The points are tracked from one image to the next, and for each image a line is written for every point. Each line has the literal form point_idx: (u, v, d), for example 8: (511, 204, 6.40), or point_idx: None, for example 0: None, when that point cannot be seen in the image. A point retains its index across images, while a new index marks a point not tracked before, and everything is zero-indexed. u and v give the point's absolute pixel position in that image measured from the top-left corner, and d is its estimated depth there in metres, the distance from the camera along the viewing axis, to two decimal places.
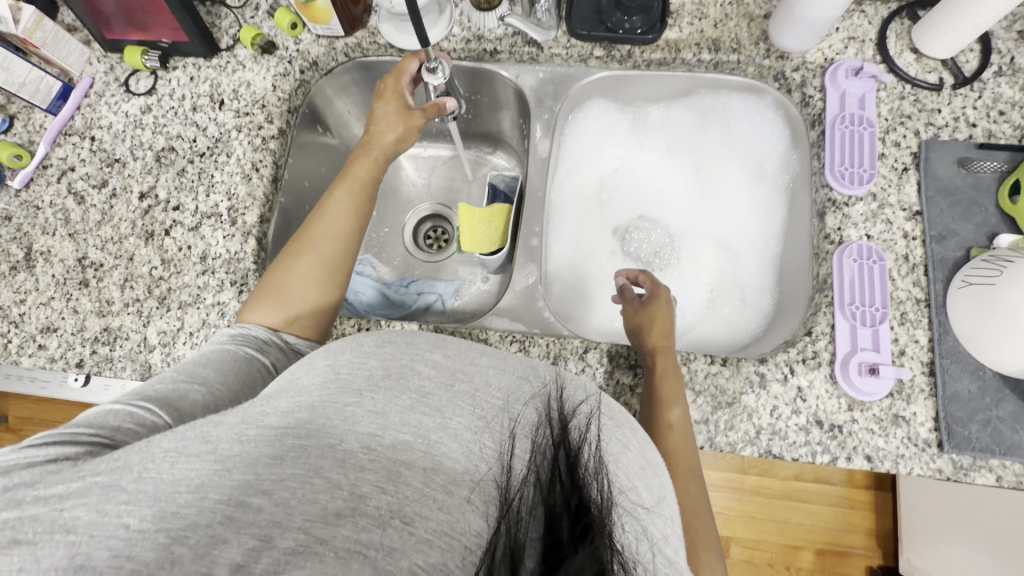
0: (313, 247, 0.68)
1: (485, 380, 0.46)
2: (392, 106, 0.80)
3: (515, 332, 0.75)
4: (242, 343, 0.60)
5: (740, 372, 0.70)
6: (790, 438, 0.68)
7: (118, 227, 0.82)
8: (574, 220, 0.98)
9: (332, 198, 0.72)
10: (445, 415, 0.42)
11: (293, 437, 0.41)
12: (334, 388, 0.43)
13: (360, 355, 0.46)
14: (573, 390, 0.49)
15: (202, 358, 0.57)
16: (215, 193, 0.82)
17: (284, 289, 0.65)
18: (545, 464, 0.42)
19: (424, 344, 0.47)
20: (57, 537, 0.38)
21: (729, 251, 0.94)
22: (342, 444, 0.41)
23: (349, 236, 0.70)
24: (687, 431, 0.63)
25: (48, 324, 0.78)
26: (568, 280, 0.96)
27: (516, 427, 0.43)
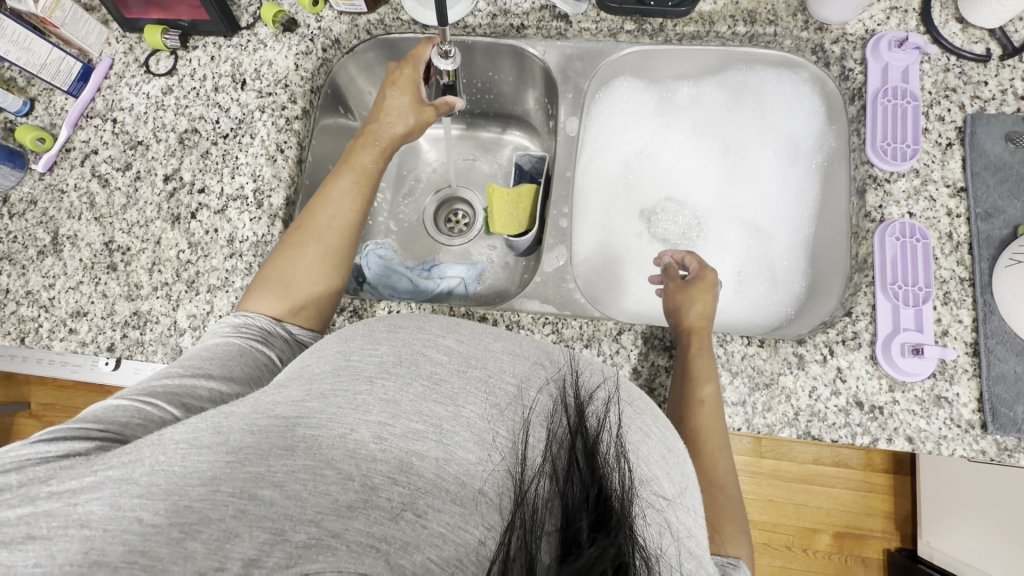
0: (316, 237, 0.66)
1: (500, 366, 0.44)
2: (401, 94, 0.79)
3: (547, 315, 0.74)
4: (248, 338, 0.57)
5: (778, 353, 0.69)
6: (829, 420, 0.67)
7: (144, 210, 0.81)
8: (597, 202, 0.97)
9: (335, 187, 0.70)
10: (458, 403, 0.41)
11: (302, 428, 0.39)
12: (345, 376, 0.41)
13: (370, 342, 0.44)
14: (588, 373, 0.48)
15: (209, 351, 0.55)
16: (240, 175, 0.81)
17: (286, 278, 0.63)
18: (561, 454, 0.41)
19: (437, 330, 0.46)
20: (71, 531, 0.35)
21: (758, 231, 0.92)
22: (352, 434, 0.39)
23: (353, 227, 0.68)
24: (717, 412, 0.62)
25: (77, 308, 0.78)
26: (595, 262, 0.95)
27: (531, 414, 0.42)
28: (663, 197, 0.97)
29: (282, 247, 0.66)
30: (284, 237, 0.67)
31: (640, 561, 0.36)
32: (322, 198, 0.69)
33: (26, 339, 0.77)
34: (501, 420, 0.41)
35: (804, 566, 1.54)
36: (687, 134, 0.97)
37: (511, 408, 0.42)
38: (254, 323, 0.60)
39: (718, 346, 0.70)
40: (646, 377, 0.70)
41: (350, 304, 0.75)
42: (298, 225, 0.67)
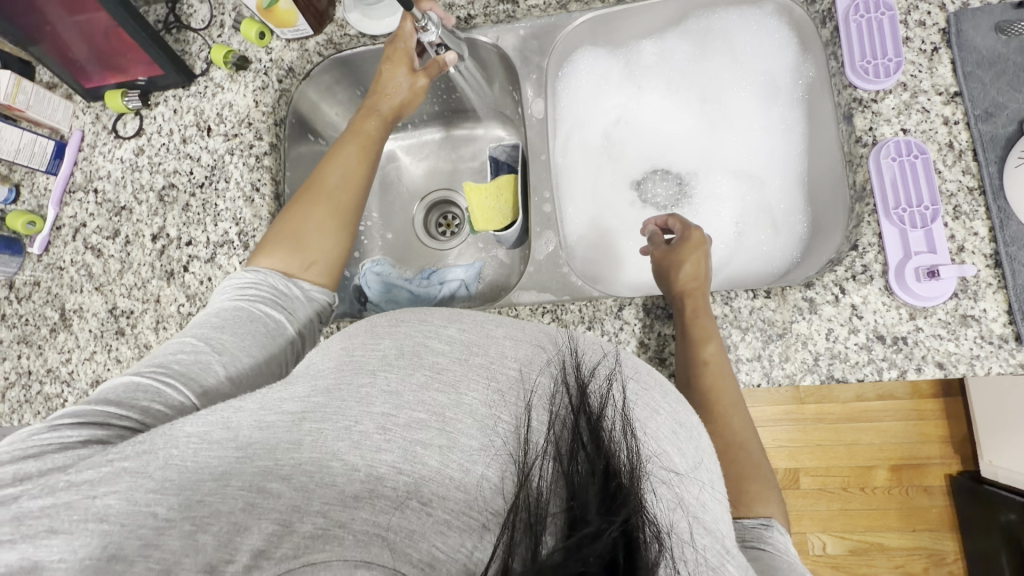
0: (326, 192, 0.65)
1: (501, 351, 0.42)
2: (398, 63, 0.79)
3: (545, 304, 0.73)
4: (256, 300, 0.56)
5: (787, 301, 0.67)
6: (852, 359, 0.64)
7: (139, 272, 0.83)
8: (582, 179, 0.95)
9: (343, 149, 0.69)
10: (460, 390, 0.39)
11: (310, 420, 0.38)
12: (349, 368, 0.40)
13: (373, 337, 0.42)
14: (589, 351, 0.46)
15: (220, 315, 0.54)
16: (223, 221, 0.82)
17: (299, 232, 0.61)
18: (564, 434, 0.40)
19: (438, 320, 0.43)
20: (90, 526, 0.36)
21: (751, 177, 0.88)
22: (358, 425, 0.37)
23: (361, 185, 0.67)
24: (724, 368, 0.60)
25: (96, 377, 0.80)
26: (590, 240, 0.93)
27: (533, 396, 0.40)
28: (648, 162, 0.94)
29: (292, 204, 0.65)
30: (294, 197, 0.66)
31: (651, 532, 0.36)
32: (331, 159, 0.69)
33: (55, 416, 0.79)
34: (504, 405, 0.39)
35: (865, 506, 1.50)
36: (661, 92, 0.93)
37: (516, 393, 0.40)
38: (262, 277, 0.58)
39: (723, 305, 0.68)
40: (656, 349, 0.68)
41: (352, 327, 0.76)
42: (307, 183, 0.67)
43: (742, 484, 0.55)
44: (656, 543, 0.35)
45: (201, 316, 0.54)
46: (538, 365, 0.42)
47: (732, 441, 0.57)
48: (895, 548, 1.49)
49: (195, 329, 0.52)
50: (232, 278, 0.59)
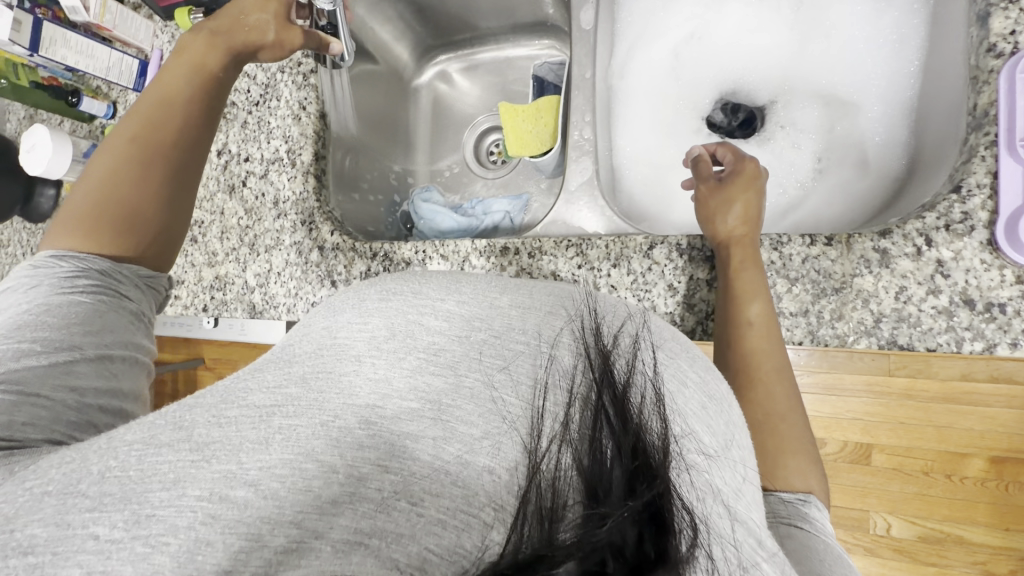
0: (152, 149, 0.51)
1: (508, 323, 0.39)
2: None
3: (571, 237, 0.68)
4: (100, 296, 0.45)
5: (852, 252, 0.56)
6: (924, 326, 0.54)
7: (206, 185, 0.90)
8: (641, 104, 0.86)
9: (179, 89, 0.54)
10: (459, 373, 0.35)
11: (278, 417, 0.34)
12: (329, 356, 0.37)
13: (362, 316, 0.40)
14: (609, 315, 0.43)
15: (52, 313, 0.42)
16: (274, 138, 0.86)
17: (125, 207, 0.49)
18: (581, 416, 0.34)
19: (435, 293, 0.41)
20: (12, 562, 0.29)
21: (843, 103, 0.76)
22: (336, 421, 0.34)
23: (202, 141, 0.55)
24: (773, 330, 0.52)
25: (177, 278, 0.91)
26: (644, 172, 0.86)
27: (552, 372, 0.36)
28: (717, 84, 0.83)
29: (105, 160, 0.50)
30: (104, 150, 0.51)
31: (686, 520, 0.31)
32: (160, 101, 0.53)
33: None
34: (511, 385, 0.35)
35: None
36: None
37: (525, 365, 0.36)
38: (89, 267, 0.46)
39: (772, 250, 0.59)
40: (685, 293, 0.63)
41: (380, 248, 0.78)
42: (126, 132, 0.51)
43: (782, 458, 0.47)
44: (690, 533, 0.30)
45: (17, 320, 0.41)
46: (538, 318, 0.40)
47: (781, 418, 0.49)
48: None
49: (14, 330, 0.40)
50: (38, 272, 0.44)
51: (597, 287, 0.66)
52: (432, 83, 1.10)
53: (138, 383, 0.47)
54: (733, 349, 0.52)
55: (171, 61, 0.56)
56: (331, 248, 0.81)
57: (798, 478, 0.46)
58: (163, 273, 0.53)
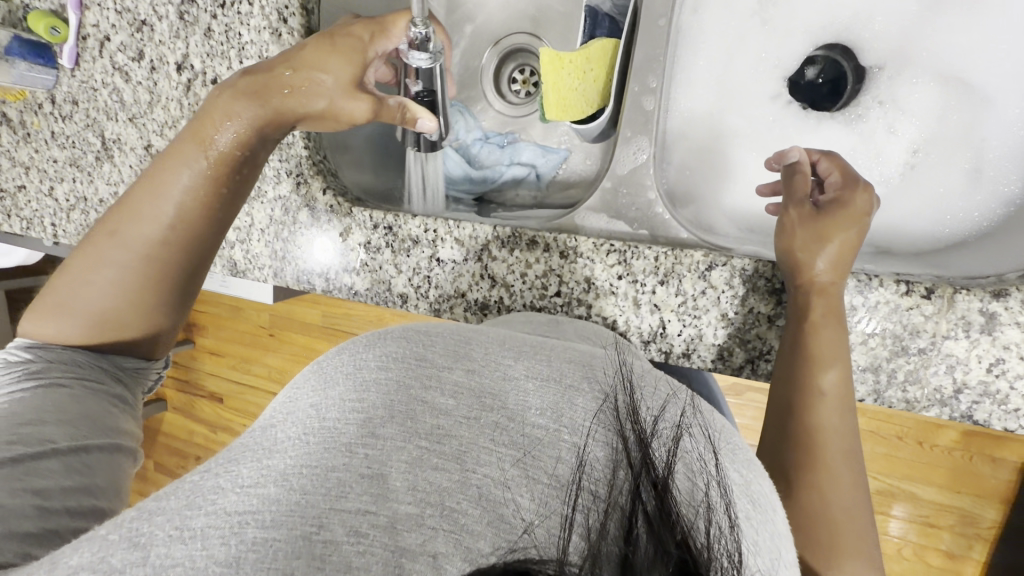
0: (128, 253, 0.49)
1: (523, 399, 0.33)
2: (336, 53, 0.54)
3: (613, 241, 0.58)
4: (80, 382, 0.47)
5: (953, 310, 0.48)
6: (1012, 405, 0.47)
7: (168, 108, 0.73)
8: (710, 54, 0.70)
9: (172, 181, 0.50)
10: (467, 466, 0.30)
11: (251, 529, 0.27)
12: (316, 447, 0.30)
13: (356, 389, 0.32)
14: (646, 379, 0.37)
15: (25, 403, 0.44)
16: (247, 58, 0.68)
17: (104, 305, 0.49)
18: (613, 529, 0.29)
19: (440, 358, 0.34)
20: None
21: (965, 84, 0.61)
22: (319, 534, 0.27)
23: (184, 246, 0.50)
24: (846, 403, 0.46)
25: None
26: (699, 140, 0.71)
27: (584, 469, 0.30)
28: (811, 38, 0.67)
29: (101, 244, 0.50)
30: (96, 232, 0.50)
31: None
32: (158, 190, 0.50)
33: None
34: (526, 484, 0.29)
35: (914, 457, 1.32)
36: None
37: (545, 459, 0.30)
38: (69, 358, 0.48)
39: (856, 295, 0.50)
40: (739, 326, 0.54)
41: (383, 219, 0.66)
42: (116, 221, 0.50)
43: (837, 557, 0.40)
44: None
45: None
46: (556, 395, 0.33)
47: (845, 513, 0.42)
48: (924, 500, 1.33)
49: None
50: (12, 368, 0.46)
51: (638, 303, 0.57)
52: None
53: (118, 474, 0.46)
54: (793, 417, 0.46)
55: (185, 134, 0.52)
56: (324, 210, 0.68)
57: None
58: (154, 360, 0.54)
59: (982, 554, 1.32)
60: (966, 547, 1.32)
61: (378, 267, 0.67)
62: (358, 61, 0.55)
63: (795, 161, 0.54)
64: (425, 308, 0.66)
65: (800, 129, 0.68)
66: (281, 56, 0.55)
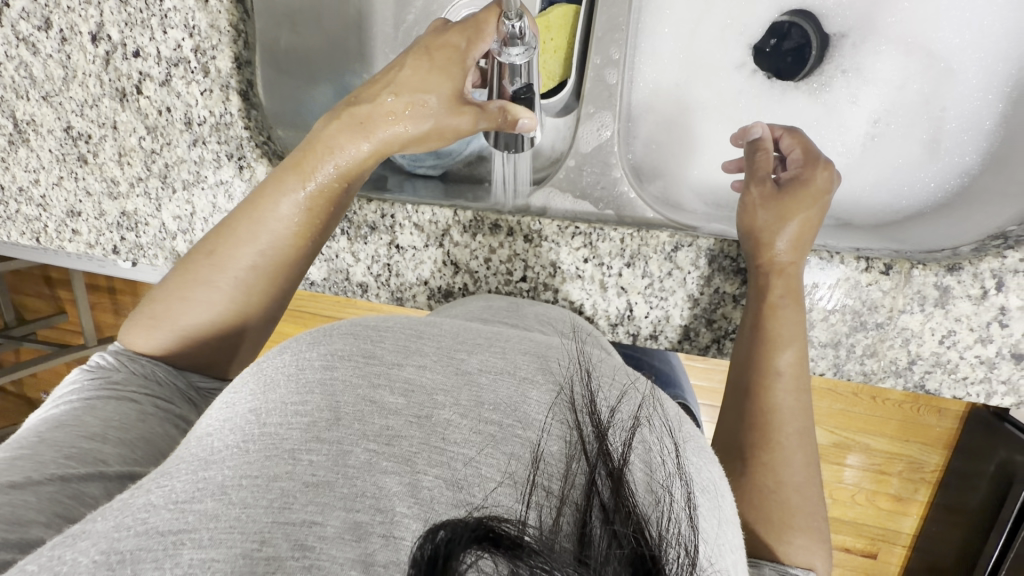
0: (223, 280, 0.46)
1: (476, 396, 0.31)
2: (440, 69, 0.50)
3: (578, 223, 0.56)
4: (153, 396, 0.44)
5: (910, 285, 0.48)
6: (960, 374, 0.49)
7: (86, 85, 0.66)
8: (675, 19, 0.67)
9: (269, 209, 0.46)
10: (417, 469, 0.28)
11: (187, 550, 0.25)
12: (257, 457, 0.28)
13: (299, 393, 0.30)
14: (606, 372, 0.35)
15: (94, 415, 0.41)
16: (171, 27, 0.61)
17: (197, 327, 0.46)
18: (567, 526, 0.27)
19: (391, 355, 0.32)
20: None
21: (926, 54, 0.60)
22: (261, 550, 0.25)
23: (276, 277, 0.47)
24: (801, 383, 0.47)
25: (71, 208, 0.73)
26: (665, 112, 0.69)
27: (538, 468, 0.29)
28: (777, 3, 0.64)
29: (195, 263, 0.47)
30: (191, 255, 0.48)
31: None
32: (256, 213, 0.46)
33: (40, 239, 0.75)
34: (475, 484, 0.28)
35: (867, 411, 1.39)
36: None
37: (495, 458, 0.28)
38: (152, 371, 0.46)
39: (818, 272, 0.50)
40: (706, 307, 0.54)
41: None
42: (211, 247, 0.47)
43: (787, 532, 0.42)
44: None
45: (63, 421, 0.40)
46: (510, 389, 0.32)
47: (796, 491, 0.43)
48: (876, 449, 1.41)
49: (51, 433, 0.39)
50: (100, 374, 0.45)
51: (605, 286, 0.55)
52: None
53: None
54: (750, 398, 0.47)
55: (287, 160, 0.49)
56: None
57: (799, 553, 0.41)
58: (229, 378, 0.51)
59: (926, 495, 1.42)
60: (913, 490, 1.42)
61: (334, 256, 0.63)
62: (459, 74, 0.50)
63: (757, 138, 0.54)
64: (387, 296, 0.63)
65: (766, 99, 0.66)
66: (380, 78, 0.51)
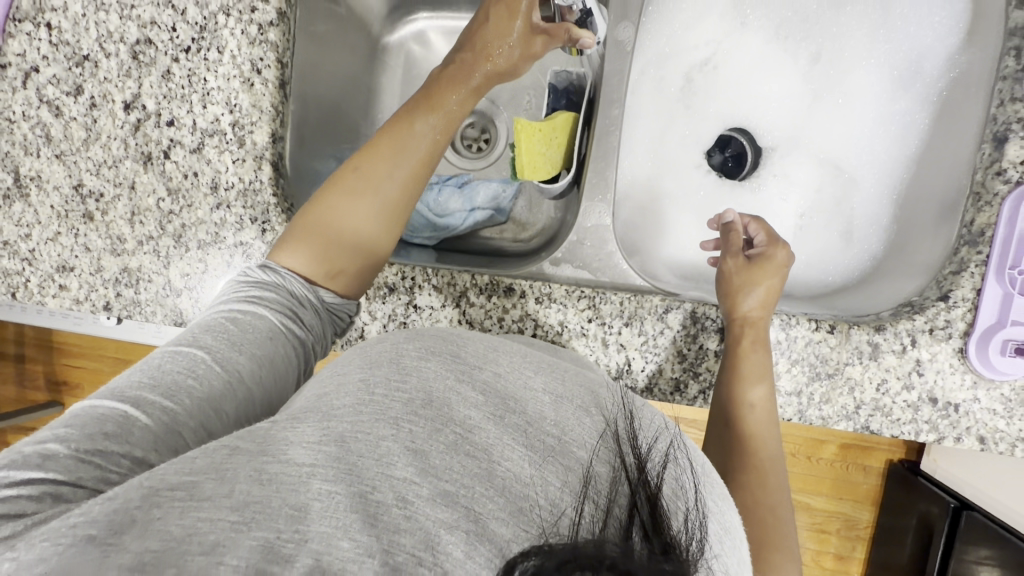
0: (377, 185, 0.55)
1: (541, 409, 0.37)
2: (514, 14, 0.66)
3: (583, 287, 0.64)
4: (275, 313, 0.49)
5: (850, 341, 0.60)
6: (895, 415, 0.60)
7: (109, 147, 0.69)
8: (648, 127, 0.83)
9: (413, 124, 0.59)
10: (493, 458, 0.34)
11: (318, 481, 0.31)
12: (368, 416, 0.34)
13: (399, 373, 0.37)
14: (645, 424, 0.40)
15: (238, 325, 0.46)
16: (213, 103, 0.67)
17: (347, 228, 0.54)
18: (613, 531, 0.32)
19: (472, 359, 0.39)
20: None
21: (836, 171, 0.78)
22: (374, 494, 0.31)
23: (416, 184, 0.57)
24: (770, 414, 0.57)
25: (62, 263, 0.70)
26: (639, 199, 0.82)
27: (589, 483, 0.34)
28: (723, 122, 0.82)
29: (347, 176, 0.56)
30: (338, 176, 0.57)
31: None
32: (400, 133, 0.58)
33: (17, 294, 0.71)
34: (541, 486, 0.33)
35: (807, 472, 1.51)
36: (765, 35, 0.79)
37: (556, 466, 0.34)
38: (282, 288, 0.51)
39: (780, 330, 0.61)
40: (691, 361, 0.63)
41: None
42: (359, 163, 0.56)
43: (766, 550, 0.48)
44: None
45: (213, 325, 0.46)
46: (568, 411, 0.37)
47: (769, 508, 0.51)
48: (818, 509, 1.52)
49: (201, 335, 0.45)
50: (247, 282, 0.51)
51: (606, 343, 0.63)
52: (424, 32, 0.91)
53: None
54: (730, 428, 0.56)
55: (413, 101, 0.62)
56: None
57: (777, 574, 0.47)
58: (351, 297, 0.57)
59: (863, 552, 1.53)
60: (851, 548, 1.53)
61: None
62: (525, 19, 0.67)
63: (729, 222, 0.67)
64: None
65: (718, 194, 0.82)
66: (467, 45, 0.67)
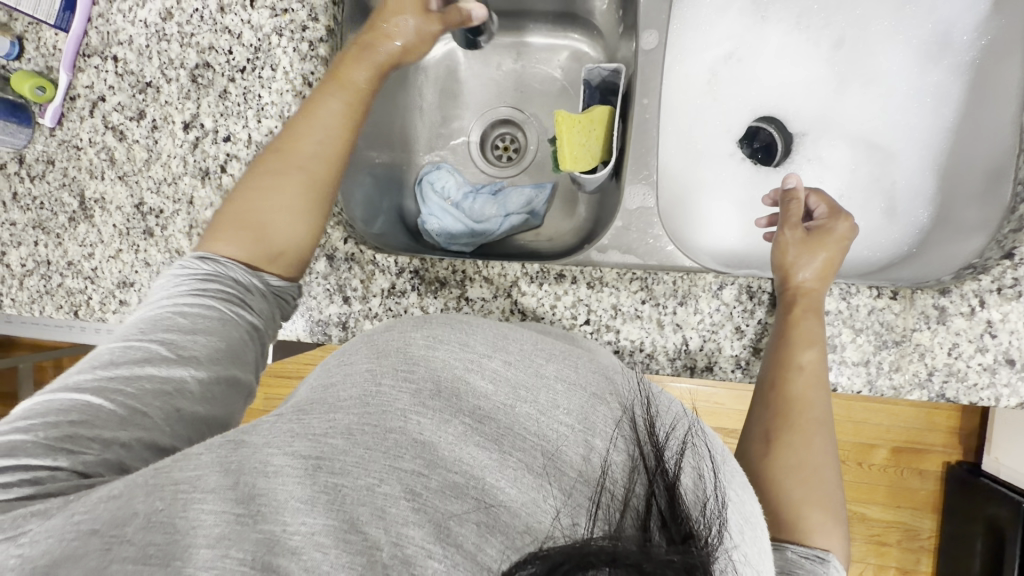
0: (293, 167, 0.55)
1: (553, 398, 0.37)
2: None
3: (634, 270, 0.65)
4: (225, 300, 0.49)
5: (915, 306, 0.59)
6: (970, 381, 0.58)
7: (169, 165, 0.72)
8: (678, 122, 0.84)
9: (320, 102, 0.59)
10: (504, 448, 0.35)
11: (325, 475, 0.33)
12: (373, 408, 0.36)
13: (405, 363, 0.38)
14: (661, 408, 0.40)
15: (188, 316, 0.46)
16: (267, 116, 0.71)
17: (268, 211, 0.53)
18: (630, 526, 0.32)
19: (481, 347, 0.39)
20: None
21: (871, 149, 0.79)
22: (381, 486, 0.33)
23: (333, 159, 0.57)
24: (820, 380, 0.55)
25: (123, 279, 0.73)
26: (674, 191, 0.83)
27: (603, 473, 0.34)
28: (753, 111, 0.83)
29: (263, 166, 0.56)
30: (257, 164, 0.57)
31: None
32: (304, 114, 0.58)
33: (79, 312, 0.73)
34: (553, 475, 0.34)
35: (857, 479, 1.43)
36: (786, 25, 0.81)
37: (570, 455, 0.35)
38: (225, 274, 0.50)
39: (840, 299, 0.60)
40: (752, 338, 0.62)
41: (409, 264, 0.67)
42: (276, 150, 0.56)
43: (806, 508, 0.48)
44: None
45: (158, 317, 0.46)
46: (581, 400, 0.37)
47: (809, 469, 0.50)
48: (875, 520, 1.43)
49: (146, 330, 0.45)
50: (184, 275, 0.50)
51: (662, 324, 0.63)
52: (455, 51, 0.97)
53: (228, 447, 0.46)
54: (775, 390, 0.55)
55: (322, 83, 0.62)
56: (344, 259, 0.68)
57: (817, 537, 0.47)
58: (292, 282, 0.57)
59: (930, 566, 1.43)
60: (915, 561, 1.43)
61: (403, 311, 0.67)
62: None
63: (792, 187, 0.66)
64: None
65: (754, 181, 0.82)
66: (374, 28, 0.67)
